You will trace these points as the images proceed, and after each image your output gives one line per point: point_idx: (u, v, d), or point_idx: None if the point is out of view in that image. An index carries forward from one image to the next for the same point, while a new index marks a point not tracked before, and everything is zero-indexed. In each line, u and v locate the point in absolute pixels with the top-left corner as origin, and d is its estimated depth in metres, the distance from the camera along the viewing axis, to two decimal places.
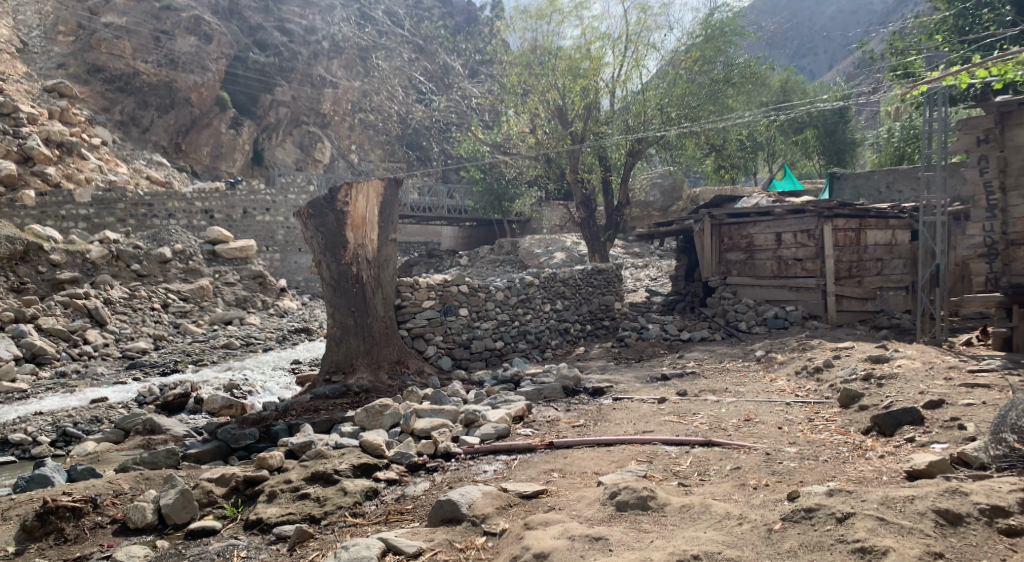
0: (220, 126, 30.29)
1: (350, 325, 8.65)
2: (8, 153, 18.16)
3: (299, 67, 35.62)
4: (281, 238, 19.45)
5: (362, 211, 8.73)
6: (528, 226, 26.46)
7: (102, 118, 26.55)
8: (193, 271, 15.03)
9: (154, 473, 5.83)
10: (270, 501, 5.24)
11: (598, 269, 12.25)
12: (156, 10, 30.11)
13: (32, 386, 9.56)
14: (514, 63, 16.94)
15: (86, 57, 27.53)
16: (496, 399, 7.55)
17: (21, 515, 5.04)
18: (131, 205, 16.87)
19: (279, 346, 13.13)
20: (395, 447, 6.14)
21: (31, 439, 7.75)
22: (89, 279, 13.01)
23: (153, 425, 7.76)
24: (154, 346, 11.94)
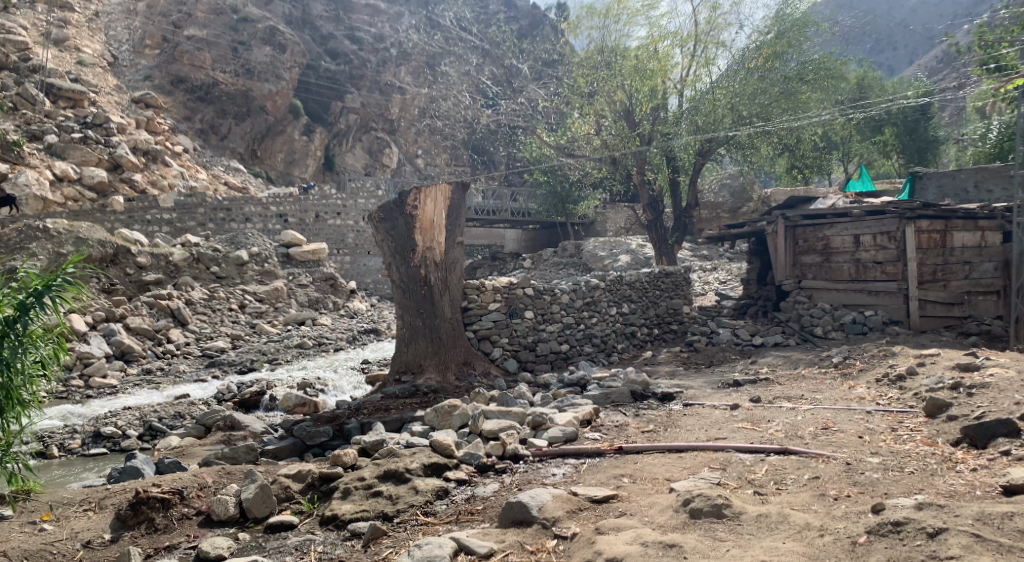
0: (294, 133, 31.35)
1: (418, 327, 8.78)
2: (100, 161, 19.22)
3: (368, 75, 36.48)
4: (351, 241, 19.91)
5: (430, 215, 8.85)
6: (592, 229, 26.29)
7: (184, 126, 27.77)
8: (268, 274, 15.55)
9: (235, 468, 6.07)
10: (345, 498, 5.38)
11: (665, 272, 12.07)
12: (234, 22, 31.31)
13: (121, 382, 10.08)
14: (580, 65, 17.09)
15: (170, 69, 28.91)
16: (562, 402, 7.54)
17: (115, 504, 5.31)
18: (211, 210, 17.58)
19: (349, 347, 13.45)
20: (464, 447, 6.20)
21: (120, 433, 8.16)
22: (172, 281, 13.65)
23: (232, 422, 8.06)
24: (231, 345, 12.41)
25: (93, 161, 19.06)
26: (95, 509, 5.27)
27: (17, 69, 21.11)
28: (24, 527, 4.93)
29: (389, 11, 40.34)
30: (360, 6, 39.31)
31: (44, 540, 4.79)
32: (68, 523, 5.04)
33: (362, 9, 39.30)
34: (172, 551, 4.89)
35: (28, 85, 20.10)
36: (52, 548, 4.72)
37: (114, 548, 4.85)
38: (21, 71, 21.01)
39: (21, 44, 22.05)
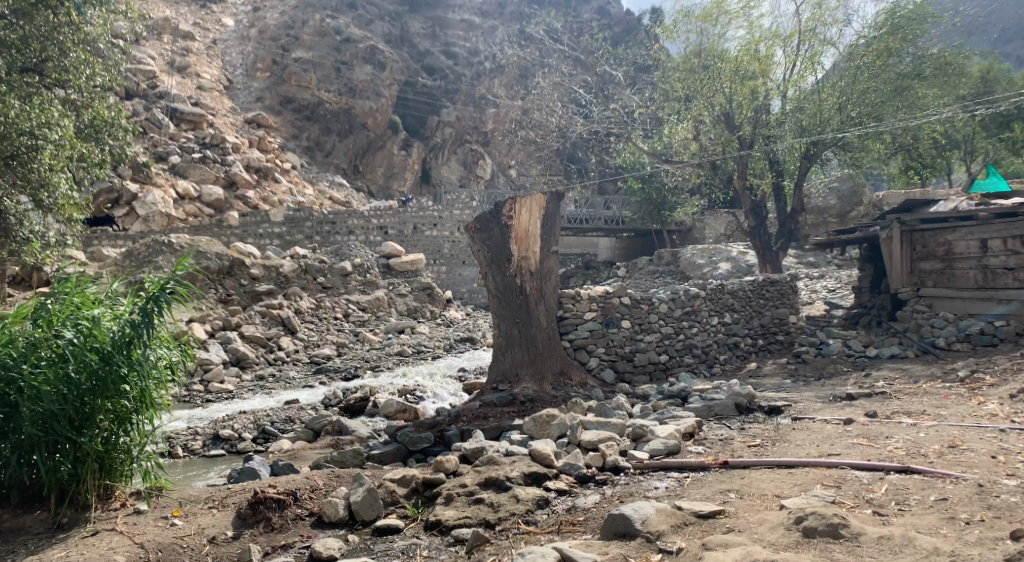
0: (393, 148, 32.47)
1: (514, 336, 8.83)
2: (217, 179, 20.56)
3: (463, 89, 37.31)
4: (447, 251, 20.34)
5: (525, 224, 8.91)
6: (689, 236, 25.51)
7: (292, 144, 29.33)
8: (370, 284, 16.11)
9: (344, 471, 6.30)
10: (448, 504, 5.48)
11: (770, 280, 11.65)
12: (338, 43, 32.79)
13: (237, 387, 10.71)
14: (677, 70, 16.84)
15: (279, 90, 30.61)
16: (663, 414, 7.39)
17: (236, 503, 5.63)
18: (317, 223, 18.45)
19: (447, 354, 13.71)
20: (563, 457, 6.18)
21: (237, 435, 8.65)
22: (283, 290, 14.40)
23: (341, 427, 8.40)
24: (337, 352, 12.94)
25: (211, 179, 20.40)
26: (218, 507, 5.58)
27: (146, 96, 22.98)
28: (157, 521, 5.28)
29: (483, 25, 41.00)
30: (455, 22, 40.25)
31: (175, 534, 5.12)
32: (195, 519, 5.37)
33: (457, 25, 40.19)
34: (287, 549, 5.12)
35: (155, 110, 21.88)
36: (182, 543, 5.04)
37: (235, 544, 5.12)
38: (149, 97, 22.88)
39: (150, 74, 24.01)
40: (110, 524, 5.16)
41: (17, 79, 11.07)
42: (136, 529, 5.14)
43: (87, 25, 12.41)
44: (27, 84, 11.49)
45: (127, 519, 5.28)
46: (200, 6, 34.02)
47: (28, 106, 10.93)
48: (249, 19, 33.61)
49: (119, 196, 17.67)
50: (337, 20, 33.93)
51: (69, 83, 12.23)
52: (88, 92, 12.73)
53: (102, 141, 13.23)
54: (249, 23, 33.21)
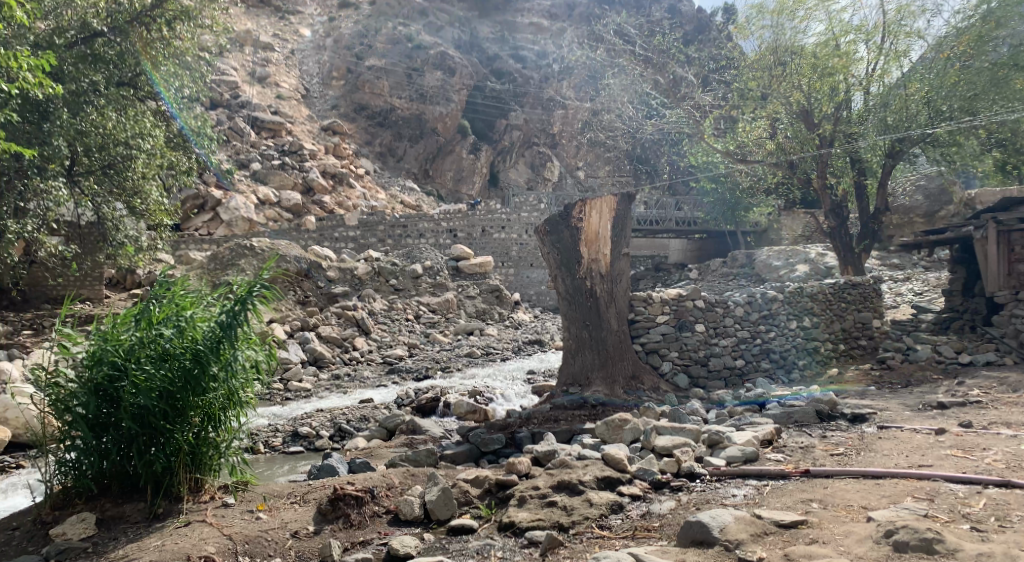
0: (462, 151, 32.64)
1: (584, 338, 8.81)
2: (295, 185, 21.29)
3: (532, 92, 36.64)
4: (515, 254, 20.06)
5: (596, 227, 8.85)
6: (764, 237, 24.66)
7: (366, 150, 30.23)
8: (440, 285, 16.32)
9: (418, 470, 6.41)
10: (521, 506, 5.49)
11: (851, 283, 11.20)
12: (410, 50, 33.53)
13: (315, 386, 11.07)
14: (751, 67, 16.50)
15: (353, 98, 31.79)
16: (740, 420, 7.22)
17: (316, 499, 5.80)
18: (389, 227, 18.92)
19: (516, 356, 13.77)
20: (637, 462, 6.11)
21: (315, 433, 8.93)
22: (357, 292, 14.88)
23: (414, 426, 8.55)
24: (408, 353, 13.20)
25: (290, 185, 21.17)
26: (299, 502, 5.78)
27: (229, 106, 24.10)
28: (243, 514, 5.50)
29: (552, 27, 40.82)
30: (524, 26, 40.40)
31: (260, 528, 5.31)
32: (280, 514, 5.57)
33: (526, 28, 40.26)
34: (366, 546, 5.25)
35: (237, 120, 22.93)
36: (267, 536, 5.23)
37: (316, 539, 5.28)
38: (233, 107, 24.01)
39: (233, 84, 25.16)
40: (200, 516, 5.41)
41: (114, 93, 11.84)
42: (224, 521, 5.36)
43: (177, 40, 12.71)
44: (123, 97, 12.27)
45: (216, 511, 5.52)
46: (280, 18, 36.34)
47: (123, 118, 11.86)
48: (324, 29, 35.50)
49: (204, 202, 18.56)
50: (408, 27, 34.75)
51: (160, 96, 12.93)
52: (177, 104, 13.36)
53: (189, 150, 13.87)
54: (324, 34, 35.15)
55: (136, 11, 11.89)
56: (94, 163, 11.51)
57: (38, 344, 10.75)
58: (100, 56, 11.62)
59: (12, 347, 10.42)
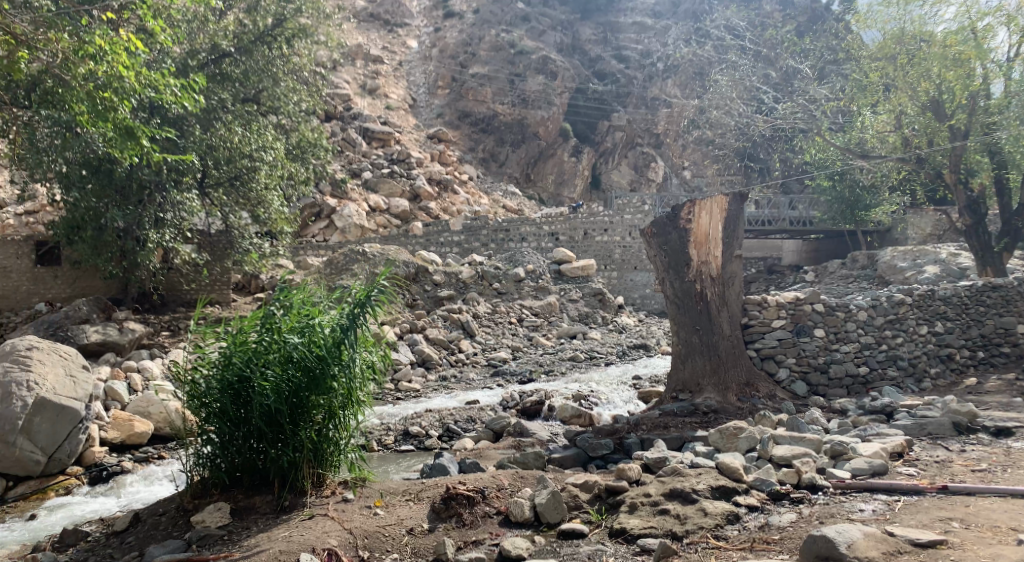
0: (564, 155, 32.57)
1: (694, 343, 8.57)
2: (403, 193, 21.97)
3: (634, 92, 36.31)
4: (618, 257, 19.81)
5: (706, 228, 8.60)
6: (888, 237, 23.06)
7: (469, 157, 31.02)
8: (543, 289, 16.37)
9: (527, 473, 6.46)
10: (632, 512, 5.41)
11: (992, 285, 10.29)
12: (512, 56, 34.01)
13: (423, 386, 11.38)
14: (871, 59, 15.70)
15: (457, 106, 33.13)
16: (866, 431, 6.82)
17: (430, 497, 5.95)
18: (492, 231, 19.26)
19: (619, 360, 13.60)
20: (754, 472, 5.89)
21: (424, 432, 9.18)
22: (462, 295, 15.27)
23: (521, 429, 8.62)
24: (512, 355, 13.33)
25: (398, 193, 21.88)
26: (414, 500, 5.94)
27: (342, 117, 25.45)
28: (362, 510, 5.72)
29: (656, 26, 39.84)
30: (626, 25, 39.80)
31: (377, 523, 5.49)
32: (395, 510, 5.74)
33: (629, 28, 39.63)
34: (478, 545, 5.31)
35: (350, 131, 24.06)
36: (384, 532, 5.40)
37: (431, 536, 5.39)
38: (346, 119, 25.32)
39: (346, 97, 26.44)
40: (323, 510, 5.67)
41: (240, 108, 12.73)
42: (345, 516, 5.59)
43: (295, 55, 13.93)
44: (248, 111, 13.11)
45: (336, 505, 5.77)
46: (388, 31, 38.15)
47: (248, 132, 12.60)
48: (431, 40, 36.96)
49: (320, 210, 19.58)
50: (511, 34, 35.41)
51: (280, 110, 13.75)
52: (295, 118, 14.21)
53: (307, 161, 14.67)
54: (430, 44, 36.76)
55: (260, 31, 13.16)
56: (222, 176, 12.59)
57: (175, 344, 11.64)
58: (228, 73, 12.69)
59: (153, 346, 11.34)
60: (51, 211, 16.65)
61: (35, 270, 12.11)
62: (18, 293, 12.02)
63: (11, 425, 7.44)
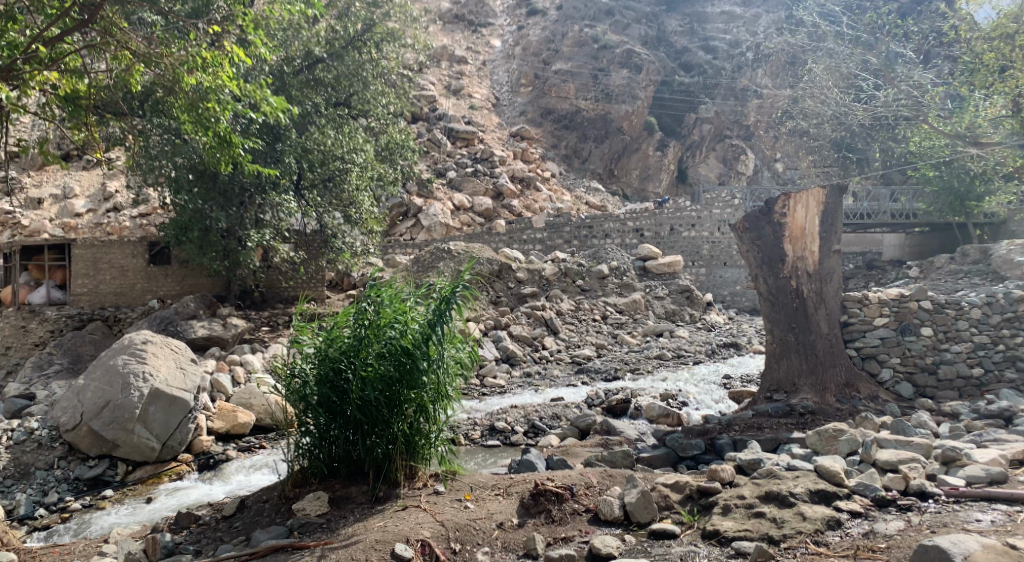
0: (649, 149, 31.87)
1: (790, 341, 8.30)
2: (486, 191, 22.18)
3: (723, 83, 34.87)
4: (706, 253, 19.30)
5: (802, 221, 8.32)
6: (1003, 230, 21.37)
7: (552, 154, 31.15)
8: (627, 286, 16.16)
9: (616, 472, 6.40)
10: (725, 514, 5.26)
11: None
12: (596, 51, 33.73)
13: (508, 382, 11.47)
14: (982, 41, 14.84)
15: (540, 103, 33.39)
16: (979, 436, 6.43)
17: (518, 493, 5.99)
18: (575, 228, 19.21)
19: (708, 359, 13.28)
20: (856, 476, 5.63)
21: (510, 428, 9.24)
22: (545, 292, 15.27)
23: (608, 427, 8.55)
24: (597, 353, 13.24)
25: (482, 191, 22.11)
26: (503, 495, 6.00)
27: (428, 118, 26.17)
28: (453, 502, 5.81)
29: (746, 14, 38.42)
30: (714, 15, 38.53)
31: (468, 516, 5.56)
32: (485, 504, 5.81)
33: (717, 18, 38.33)
34: (568, 542, 5.30)
35: (436, 132, 24.56)
36: (476, 524, 5.46)
37: (521, 531, 5.42)
38: (431, 120, 26.03)
39: (431, 98, 27.23)
40: (415, 501, 5.81)
41: (331, 112, 13.23)
42: (437, 508, 5.70)
43: (384, 60, 14.17)
44: (339, 115, 13.66)
45: (428, 498, 5.91)
46: (472, 31, 39.11)
47: (340, 135, 13.09)
48: (513, 38, 37.49)
49: (407, 210, 20.14)
50: (595, 28, 35.23)
51: (370, 112, 14.17)
52: (384, 120, 14.59)
53: (395, 162, 15.02)
54: (513, 42, 37.43)
55: (350, 37, 13.58)
56: (316, 178, 13.08)
57: (274, 339, 12.19)
58: (320, 79, 13.30)
59: (254, 341, 11.91)
60: (162, 213, 17.79)
61: (149, 269, 12.92)
62: (134, 291, 12.83)
63: (130, 413, 8.00)
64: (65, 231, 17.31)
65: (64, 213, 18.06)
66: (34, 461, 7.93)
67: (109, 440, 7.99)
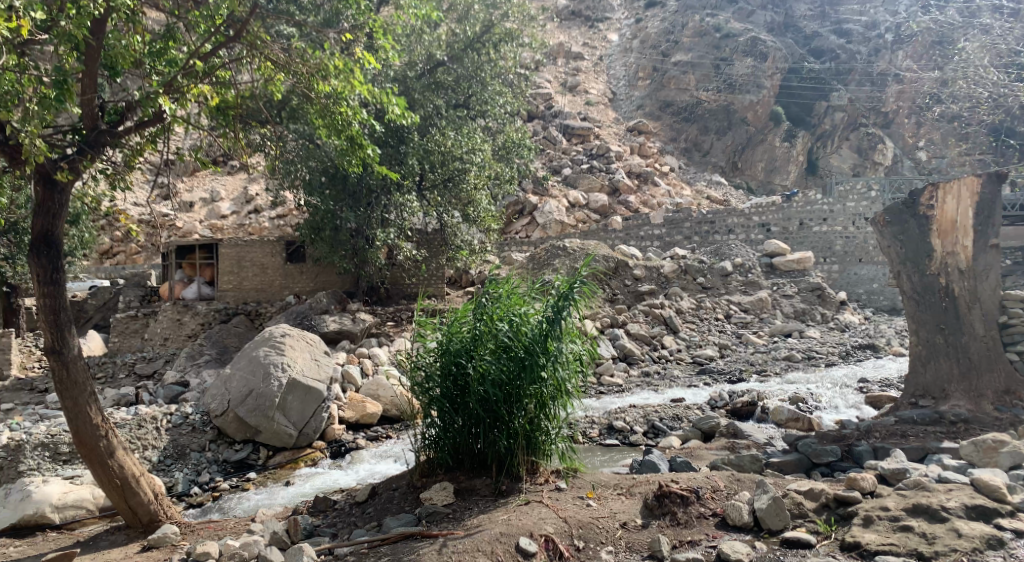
0: (776, 140, 30.09)
1: (939, 344, 7.69)
2: (602, 187, 22.01)
3: (858, 67, 32.63)
4: (839, 249, 18.06)
5: (952, 214, 7.69)
6: None
7: (670, 148, 30.55)
8: (752, 284, 15.54)
9: (744, 475, 6.14)
10: (867, 526, 4.94)
11: None
12: (718, 40, 32.61)
13: (626, 382, 11.31)
14: None
15: (659, 96, 32.87)
16: None
17: (642, 494, 5.88)
18: (696, 223, 18.91)
19: (842, 362, 12.50)
20: (1019, 493, 5.13)
21: (629, 428, 9.10)
22: (664, 290, 15.01)
23: (735, 430, 8.27)
24: (719, 354, 12.80)
25: (598, 188, 21.96)
26: (626, 495, 5.91)
27: (544, 116, 26.49)
28: (574, 500, 5.79)
29: None
30: None
31: (591, 515, 5.52)
32: (608, 503, 5.74)
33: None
34: (695, 546, 5.14)
35: (551, 129, 24.84)
36: (599, 523, 5.41)
37: (645, 532, 5.32)
38: (547, 117, 26.30)
39: (547, 96, 27.64)
40: (538, 497, 5.84)
41: (452, 114, 13.63)
42: (559, 504, 5.70)
43: (502, 59, 14.37)
44: (459, 117, 13.99)
45: (551, 494, 5.92)
46: (590, 27, 39.37)
47: (460, 136, 13.33)
48: (632, 32, 37.23)
49: (523, 208, 20.36)
50: (717, 17, 34.18)
51: (488, 113, 14.37)
52: (501, 119, 14.83)
53: (512, 160, 15.15)
54: (631, 36, 37.07)
55: (470, 39, 13.93)
56: (437, 178, 13.39)
57: (399, 333, 12.68)
58: (441, 81, 13.76)
59: (381, 335, 12.43)
60: (297, 214, 18.95)
61: (287, 267, 13.72)
62: (272, 287, 13.66)
63: (270, 401, 8.57)
64: (214, 231, 18.82)
65: (213, 215, 19.65)
66: (189, 443, 8.60)
67: (252, 426, 8.59)
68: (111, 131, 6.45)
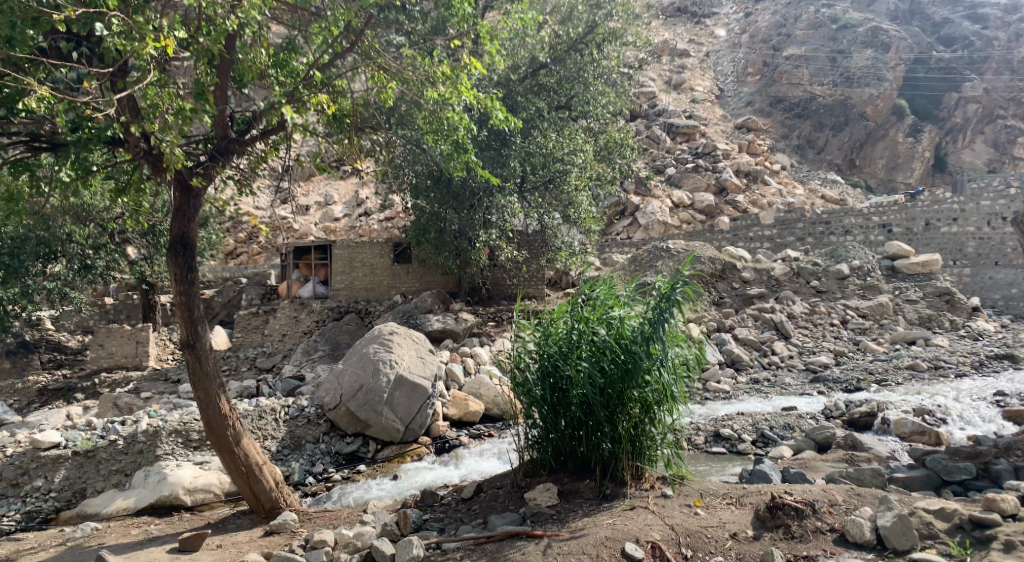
0: (898, 135, 28.50)
1: None
2: (708, 186, 21.45)
3: (995, 55, 30.22)
4: (971, 251, 16.71)
5: None
6: None
7: (781, 145, 29.00)
8: (871, 288, 14.65)
9: (865, 490, 5.78)
10: (1008, 552, 4.65)
11: None
12: (835, 31, 31.24)
13: (733, 388, 10.97)
14: None
15: (769, 91, 31.44)
16: None
17: (753, 504, 5.64)
18: (809, 224, 18.09)
19: (974, 372, 11.59)
20: None
21: (737, 436, 8.81)
22: (774, 294, 14.55)
23: (853, 442, 7.81)
24: (835, 361, 12.14)
25: (703, 187, 21.45)
26: (736, 504, 5.69)
27: (647, 115, 26.25)
28: (681, 507, 5.64)
29: None
30: None
31: (699, 523, 5.37)
32: (717, 513, 5.55)
33: None
34: None
35: (655, 128, 24.60)
36: (707, 532, 5.25)
37: (757, 544, 5.11)
38: (651, 117, 26.05)
39: (650, 95, 27.27)
40: (643, 502, 5.73)
41: (554, 116, 13.75)
42: (665, 511, 5.57)
43: (606, 59, 14.25)
44: (561, 118, 14.03)
45: (656, 500, 5.78)
46: (695, 23, 38.57)
47: (561, 137, 13.34)
48: (740, 26, 36.20)
49: (625, 208, 20.24)
50: (834, 7, 32.80)
51: (589, 113, 14.28)
52: (604, 120, 14.74)
53: (614, 161, 15.05)
54: (740, 30, 35.98)
55: (573, 40, 13.95)
56: (539, 179, 13.45)
57: (500, 333, 12.83)
58: (544, 83, 13.84)
59: (482, 335, 12.61)
60: (404, 217, 19.49)
61: (393, 267, 14.12)
62: (380, 287, 14.13)
63: (379, 397, 8.91)
64: (327, 233, 19.73)
65: (327, 217, 20.58)
66: (304, 435, 9.02)
67: (362, 420, 8.92)
68: (239, 139, 6.89)
